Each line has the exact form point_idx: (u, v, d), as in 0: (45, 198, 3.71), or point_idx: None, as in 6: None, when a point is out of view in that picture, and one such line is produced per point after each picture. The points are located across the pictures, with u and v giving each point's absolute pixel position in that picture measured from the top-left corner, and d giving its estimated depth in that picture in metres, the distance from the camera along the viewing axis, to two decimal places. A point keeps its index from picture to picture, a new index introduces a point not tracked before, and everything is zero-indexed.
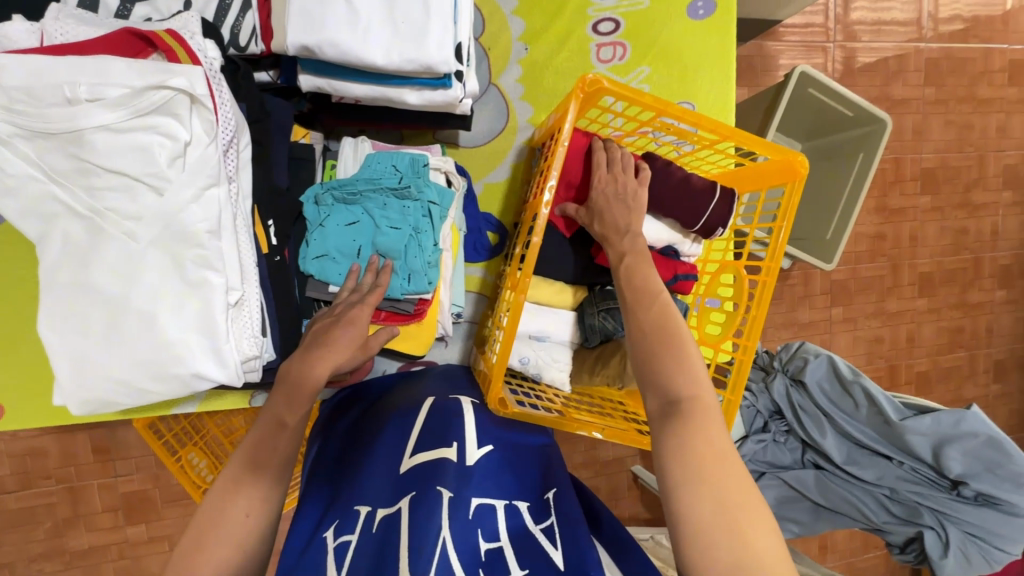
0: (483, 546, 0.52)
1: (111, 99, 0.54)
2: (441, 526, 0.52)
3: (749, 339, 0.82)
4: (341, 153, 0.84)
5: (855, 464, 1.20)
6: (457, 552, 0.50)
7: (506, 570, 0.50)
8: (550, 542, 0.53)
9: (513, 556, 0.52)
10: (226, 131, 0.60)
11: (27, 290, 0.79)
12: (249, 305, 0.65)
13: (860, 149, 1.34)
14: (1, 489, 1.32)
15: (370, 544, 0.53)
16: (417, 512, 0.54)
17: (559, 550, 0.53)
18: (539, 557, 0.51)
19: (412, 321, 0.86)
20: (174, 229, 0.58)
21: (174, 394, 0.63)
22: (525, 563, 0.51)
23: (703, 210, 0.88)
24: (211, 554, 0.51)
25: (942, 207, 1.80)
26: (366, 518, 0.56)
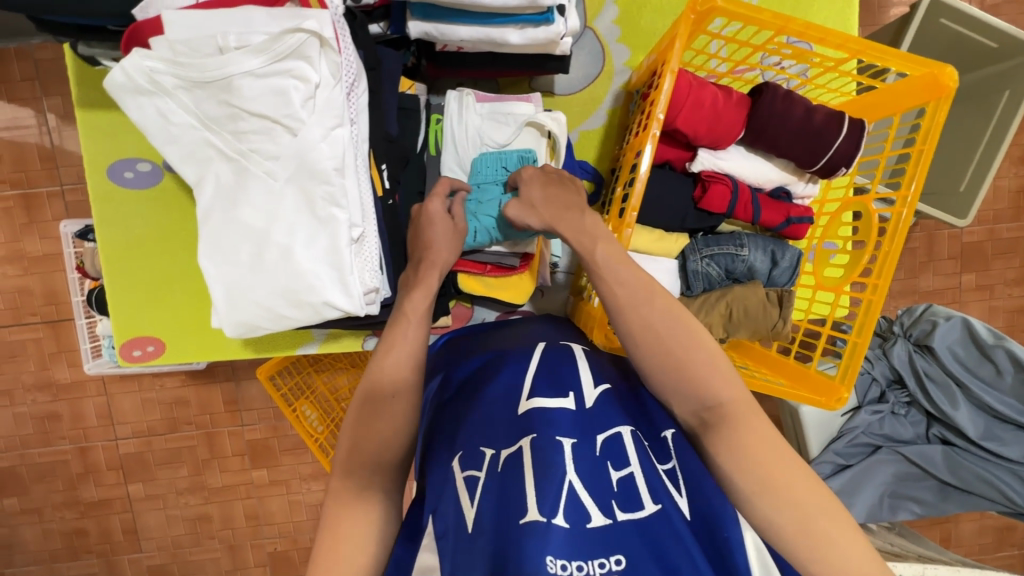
0: (614, 476, 0.53)
1: (255, 46, 0.60)
2: (567, 467, 0.52)
3: (879, 277, 0.74)
4: (447, 107, 0.85)
5: (995, 440, 1.15)
6: (587, 485, 0.51)
7: (640, 504, 0.50)
8: (675, 488, 0.53)
9: (645, 486, 0.52)
10: (348, 74, 0.65)
11: (191, 242, 0.91)
12: (369, 242, 0.70)
13: (1007, 86, 1.14)
14: (154, 432, 1.50)
15: (495, 483, 0.54)
16: (537, 455, 0.54)
17: (683, 497, 0.53)
18: (669, 497, 0.51)
19: (514, 274, 0.89)
20: (306, 166, 0.64)
21: (309, 321, 0.69)
22: (659, 496, 0.51)
23: (829, 145, 0.81)
24: (353, 525, 0.56)
25: None
26: (491, 458, 0.57)
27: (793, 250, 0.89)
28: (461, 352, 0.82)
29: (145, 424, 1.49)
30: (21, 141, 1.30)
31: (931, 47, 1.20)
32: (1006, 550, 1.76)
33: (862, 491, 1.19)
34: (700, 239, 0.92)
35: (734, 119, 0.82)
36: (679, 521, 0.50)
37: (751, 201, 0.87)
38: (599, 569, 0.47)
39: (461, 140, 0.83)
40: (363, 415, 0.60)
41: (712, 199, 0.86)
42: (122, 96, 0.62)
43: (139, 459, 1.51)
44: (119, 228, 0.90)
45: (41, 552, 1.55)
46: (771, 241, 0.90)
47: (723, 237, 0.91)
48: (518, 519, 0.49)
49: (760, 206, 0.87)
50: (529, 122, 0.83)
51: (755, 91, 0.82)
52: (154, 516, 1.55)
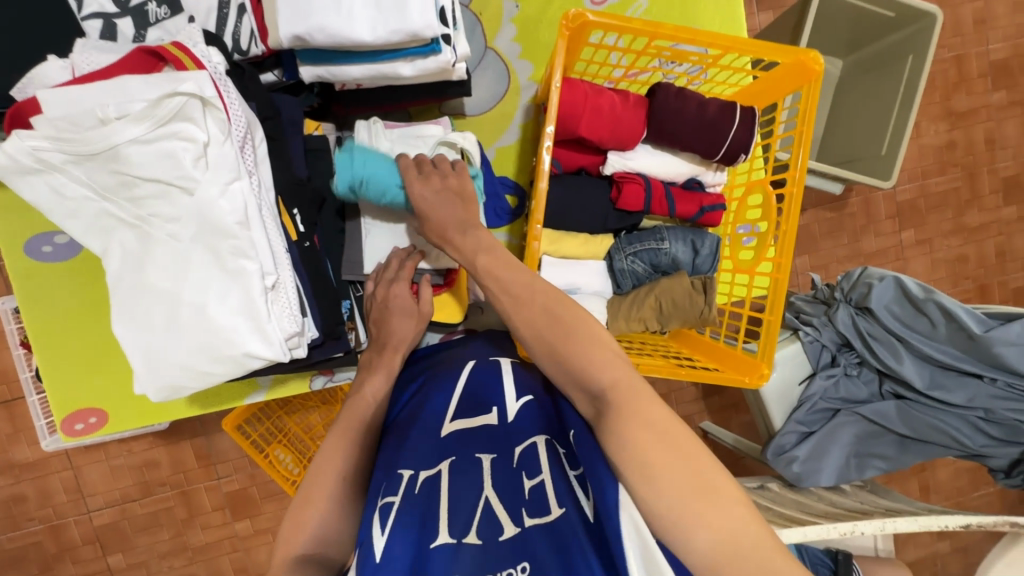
0: (527, 485, 0.54)
1: (136, 114, 0.60)
2: (483, 483, 0.55)
3: (782, 256, 0.77)
4: (355, 137, 0.84)
5: (941, 388, 1.21)
6: (501, 497, 0.53)
7: (546, 509, 0.51)
8: (581, 492, 0.53)
9: (553, 492, 0.53)
10: (239, 128, 0.66)
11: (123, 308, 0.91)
12: (285, 288, 0.70)
13: (910, 50, 1.20)
14: (128, 498, 1.46)
15: (413, 504, 0.55)
16: (455, 476, 0.56)
17: (588, 499, 0.52)
18: (572, 500, 0.51)
19: (444, 290, 0.91)
20: (208, 224, 0.64)
21: (234, 374, 0.69)
22: (564, 501, 0.51)
23: (725, 134, 0.84)
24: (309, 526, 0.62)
25: (1020, 101, 1.63)
26: (409, 480, 0.58)
27: (711, 237, 0.93)
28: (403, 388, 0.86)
29: (117, 491, 1.45)
30: None
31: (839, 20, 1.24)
32: (983, 489, 1.83)
33: (826, 455, 1.24)
34: (623, 238, 0.95)
35: (634, 121, 0.85)
36: (580, 525, 0.49)
37: (664, 196, 0.90)
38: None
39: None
40: (340, 439, 0.70)
41: (626, 199, 0.89)
42: (12, 179, 0.62)
43: (115, 529, 1.47)
44: (42, 305, 0.88)
45: None
46: (689, 230, 0.93)
47: (645, 233, 0.94)
48: (430, 542, 0.51)
49: (674, 199, 0.91)
50: (442, 142, 0.84)
51: (649, 92, 0.86)
52: None
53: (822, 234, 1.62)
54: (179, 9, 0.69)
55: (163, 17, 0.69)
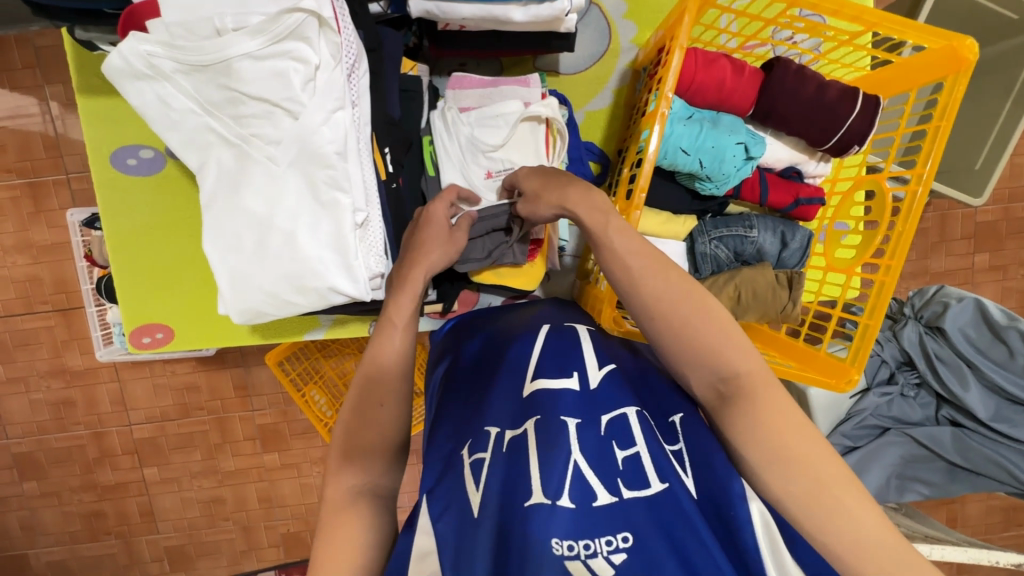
0: (620, 456, 0.52)
1: (252, 27, 0.58)
2: (572, 447, 0.53)
3: (892, 259, 0.73)
4: (434, 129, 0.84)
5: (1007, 422, 1.14)
6: (592, 465, 0.51)
7: (646, 483, 0.50)
8: (681, 467, 0.53)
9: (651, 466, 0.51)
10: (349, 54, 0.64)
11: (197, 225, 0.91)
12: (373, 227, 0.69)
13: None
14: (167, 417, 1.52)
15: (501, 464, 0.54)
16: (544, 435, 0.54)
17: (689, 477, 0.52)
18: (675, 476, 0.51)
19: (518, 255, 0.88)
20: (309, 150, 0.63)
21: (314, 307, 0.69)
22: (666, 475, 0.51)
23: (841, 121, 0.79)
24: (354, 457, 0.59)
25: None
26: (496, 438, 0.56)
27: (804, 231, 0.88)
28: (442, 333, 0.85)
29: (158, 409, 1.50)
30: (25, 129, 1.29)
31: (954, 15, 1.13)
32: (1013, 531, 1.76)
33: (868, 471, 1.20)
34: (709, 221, 0.91)
35: (745, 94, 0.81)
36: (687, 500, 0.49)
37: (757, 180, 0.87)
38: (606, 547, 0.47)
39: (457, 154, 0.82)
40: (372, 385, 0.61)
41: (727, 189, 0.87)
42: (121, 82, 0.61)
43: (154, 443, 1.54)
44: (122, 215, 0.89)
45: (62, 534, 1.58)
46: (780, 221, 0.88)
47: (732, 218, 0.90)
48: (524, 500, 0.50)
49: (768, 186, 0.87)
50: (525, 116, 0.81)
51: (764, 67, 0.81)
52: (169, 499, 1.57)
53: None
54: None
55: None
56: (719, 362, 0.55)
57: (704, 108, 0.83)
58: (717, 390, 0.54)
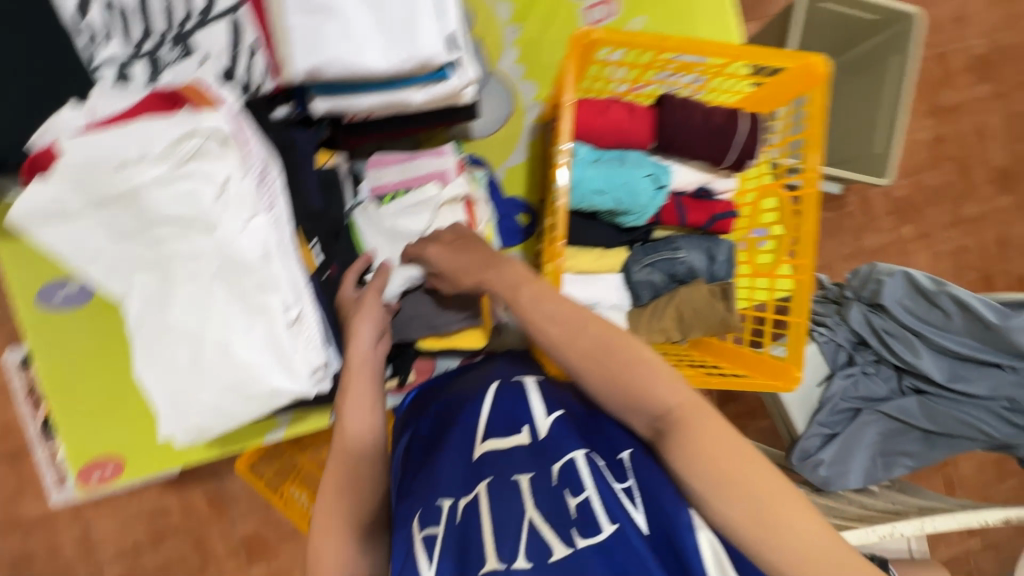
0: (572, 504, 0.51)
1: (155, 154, 0.60)
2: (525, 506, 0.53)
3: (802, 257, 0.78)
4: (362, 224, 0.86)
5: (963, 380, 1.20)
6: (547, 517, 0.51)
7: (597, 527, 0.48)
8: (632, 505, 0.51)
9: (601, 508, 0.50)
10: (257, 162, 0.66)
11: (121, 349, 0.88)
12: (307, 321, 0.70)
13: (894, 53, 1.21)
14: (141, 549, 1.41)
15: (455, 534, 0.53)
16: (496, 500, 0.54)
17: (641, 513, 0.51)
18: (624, 514, 0.49)
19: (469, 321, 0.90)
20: (231, 260, 0.64)
21: (260, 412, 0.68)
22: (615, 515, 0.49)
23: (733, 141, 0.85)
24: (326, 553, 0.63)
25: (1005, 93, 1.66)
26: (449, 510, 0.56)
27: (726, 244, 0.93)
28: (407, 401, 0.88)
29: (129, 542, 1.40)
30: None
31: (827, 24, 1.26)
32: (1006, 481, 1.79)
33: (853, 456, 1.23)
34: (639, 250, 0.95)
35: (641, 130, 0.87)
36: (637, 537, 0.48)
37: (674, 206, 0.92)
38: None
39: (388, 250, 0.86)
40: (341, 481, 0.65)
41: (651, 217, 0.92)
42: (32, 228, 0.62)
43: None
44: (55, 353, 0.87)
45: None
46: (703, 238, 0.93)
47: (659, 244, 0.95)
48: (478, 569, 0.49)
49: (685, 208, 0.92)
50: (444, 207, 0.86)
51: (655, 104, 0.88)
52: None
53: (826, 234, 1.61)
54: (190, 52, 0.70)
55: (174, 60, 0.70)
56: (654, 396, 0.58)
57: (608, 148, 0.89)
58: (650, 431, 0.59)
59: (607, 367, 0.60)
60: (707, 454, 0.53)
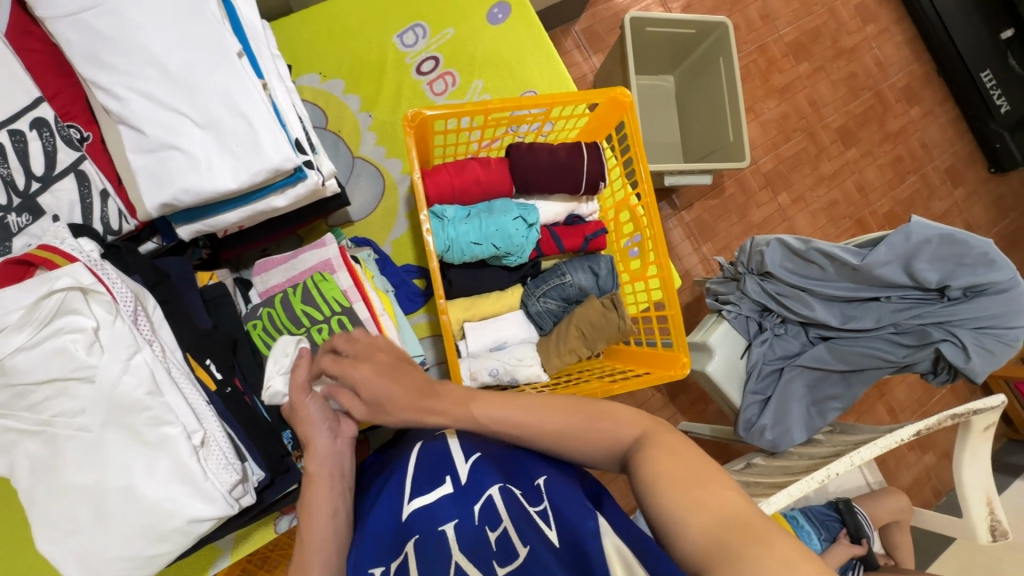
0: (492, 537, 0.54)
1: (16, 324, 0.62)
2: (452, 550, 0.53)
3: (660, 257, 0.89)
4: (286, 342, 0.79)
5: (854, 319, 1.33)
6: (471, 558, 0.52)
7: (514, 553, 0.51)
8: (545, 524, 0.53)
9: (517, 535, 0.53)
10: (127, 305, 0.67)
11: None
12: (215, 441, 0.70)
13: (719, 55, 1.41)
14: None
15: None
16: (424, 555, 0.54)
17: (553, 529, 0.53)
18: (536, 534, 0.52)
19: None
20: (118, 403, 0.64)
21: (182, 546, 0.66)
22: (527, 538, 0.52)
23: (580, 171, 0.95)
24: None
25: (823, 65, 1.83)
26: None
27: (605, 258, 1.01)
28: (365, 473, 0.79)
29: None
30: None
31: (654, 43, 1.44)
32: (938, 394, 1.93)
33: (791, 410, 1.36)
34: (531, 284, 1.02)
35: (501, 180, 0.96)
36: (548, 554, 0.50)
37: (550, 236, 1.00)
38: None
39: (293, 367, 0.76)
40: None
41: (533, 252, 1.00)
42: None
43: None
44: None
45: None
46: (584, 259, 1.01)
47: (547, 273, 1.02)
48: None
49: (560, 237, 1.00)
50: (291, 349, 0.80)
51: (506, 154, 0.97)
52: None
53: (715, 219, 1.72)
54: (41, 212, 0.73)
55: (26, 223, 0.72)
56: (547, 423, 0.61)
57: (477, 201, 0.96)
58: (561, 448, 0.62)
59: (506, 403, 0.64)
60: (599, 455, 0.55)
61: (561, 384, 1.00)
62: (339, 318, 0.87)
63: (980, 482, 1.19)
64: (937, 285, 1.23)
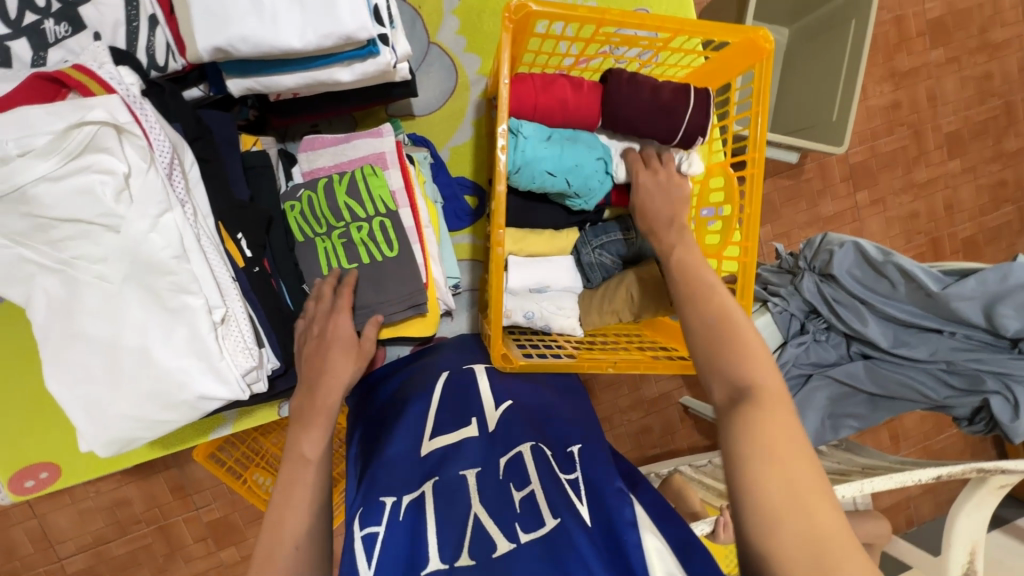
0: (517, 498, 0.51)
1: (40, 148, 0.54)
2: (471, 499, 0.51)
3: (747, 239, 0.78)
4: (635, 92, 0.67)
5: (905, 345, 1.16)
6: (491, 510, 0.50)
7: (540, 521, 0.48)
8: (575, 495, 0.51)
9: (544, 500, 0.50)
10: (163, 155, 0.61)
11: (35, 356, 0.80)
12: (237, 321, 0.66)
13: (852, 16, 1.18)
14: (103, 540, 1.34)
15: (401, 534, 0.51)
16: (442, 497, 0.52)
17: (585, 504, 0.50)
18: (567, 507, 0.49)
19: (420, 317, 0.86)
20: (141, 260, 0.59)
21: (189, 419, 0.64)
22: (558, 510, 0.48)
23: (681, 119, 0.82)
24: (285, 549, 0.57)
25: (960, 56, 1.57)
26: (391, 509, 0.53)
27: None
28: (376, 402, 0.78)
29: (91, 535, 1.33)
30: None
31: None
32: (948, 433, 1.86)
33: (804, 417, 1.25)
34: (589, 231, 0.94)
35: (588, 111, 0.83)
36: (579, 532, 0.46)
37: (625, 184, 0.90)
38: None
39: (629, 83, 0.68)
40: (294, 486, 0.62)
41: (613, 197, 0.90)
42: None
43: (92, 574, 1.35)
44: None
45: None
46: None
47: (610, 225, 0.94)
48: (420, 570, 0.47)
49: None
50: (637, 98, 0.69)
51: (602, 78, 0.84)
52: None
53: (784, 202, 1.56)
54: (82, 26, 0.64)
55: (65, 35, 0.63)
56: None
57: (558, 128, 0.85)
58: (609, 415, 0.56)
59: None
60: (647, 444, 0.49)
61: (590, 343, 0.92)
62: (382, 221, 0.79)
63: (972, 530, 1.13)
64: (1012, 335, 1.06)
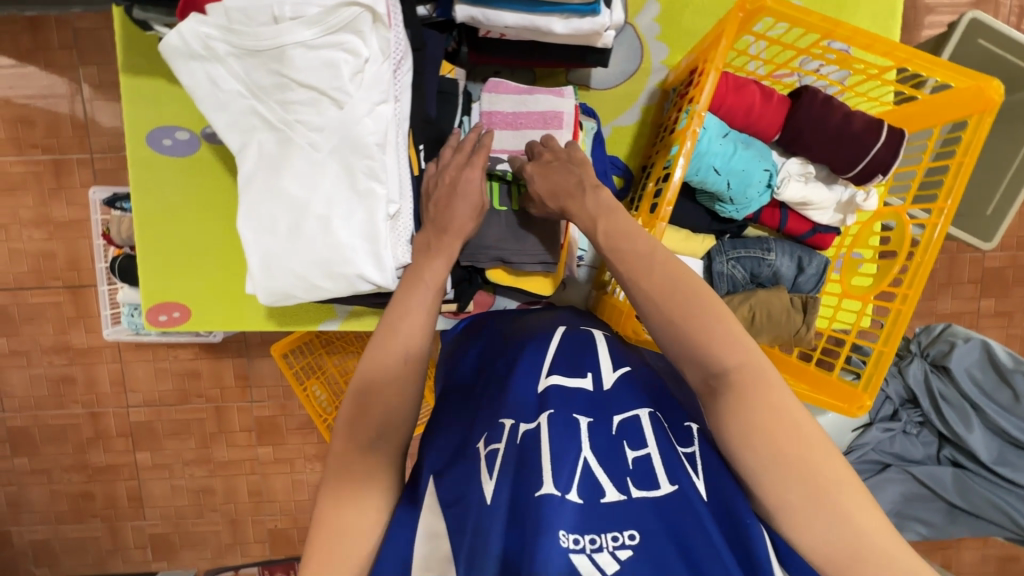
0: (631, 455, 0.51)
1: (309, 17, 0.61)
2: (582, 443, 0.52)
3: (910, 287, 0.75)
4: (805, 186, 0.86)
5: (1008, 466, 0.96)
6: (599, 458, 0.51)
7: (654, 483, 0.49)
8: (694, 468, 0.51)
9: (661, 466, 0.50)
10: (396, 50, 0.66)
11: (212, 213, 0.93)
12: (403, 220, 0.71)
13: None
14: (165, 402, 1.44)
15: (515, 452, 0.53)
16: (556, 432, 0.52)
17: (701, 478, 0.51)
18: (686, 476, 0.50)
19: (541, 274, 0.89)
20: (350, 138, 0.65)
21: (341, 292, 0.70)
22: (676, 475, 0.49)
23: (867, 149, 0.80)
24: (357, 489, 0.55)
25: None
26: (511, 430, 0.55)
27: (819, 258, 0.90)
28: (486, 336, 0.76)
29: (157, 394, 1.42)
30: (53, 109, 1.27)
31: None
32: None
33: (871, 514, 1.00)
34: (726, 241, 0.92)
35: (773, 119, 0.83)
36: (698, 501, 0.48)
37: (778, 210, 0.90)
38: (613, 542, 0.46)
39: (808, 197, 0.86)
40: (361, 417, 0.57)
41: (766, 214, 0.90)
42: (176, 61, 0.64)
43: (148, 429, 1.45)
44: (155, 196, 0.92)
45: (47, 513, 1.49)
46: (798, 247, 0.91)
47: (750, 240, 0.91)
48: (534, 491, 0.48)
49: (788, 215, 0.90)
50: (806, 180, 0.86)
51: (795, 94, 0.83)
52: (159, 484, 1.47)
53: None
54: None
55: None
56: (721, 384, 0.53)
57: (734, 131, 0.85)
58: (706, 384, 0.52)
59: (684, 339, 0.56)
60: (751, 411, 0.48)
61: None
62: None
63: None
64: None
